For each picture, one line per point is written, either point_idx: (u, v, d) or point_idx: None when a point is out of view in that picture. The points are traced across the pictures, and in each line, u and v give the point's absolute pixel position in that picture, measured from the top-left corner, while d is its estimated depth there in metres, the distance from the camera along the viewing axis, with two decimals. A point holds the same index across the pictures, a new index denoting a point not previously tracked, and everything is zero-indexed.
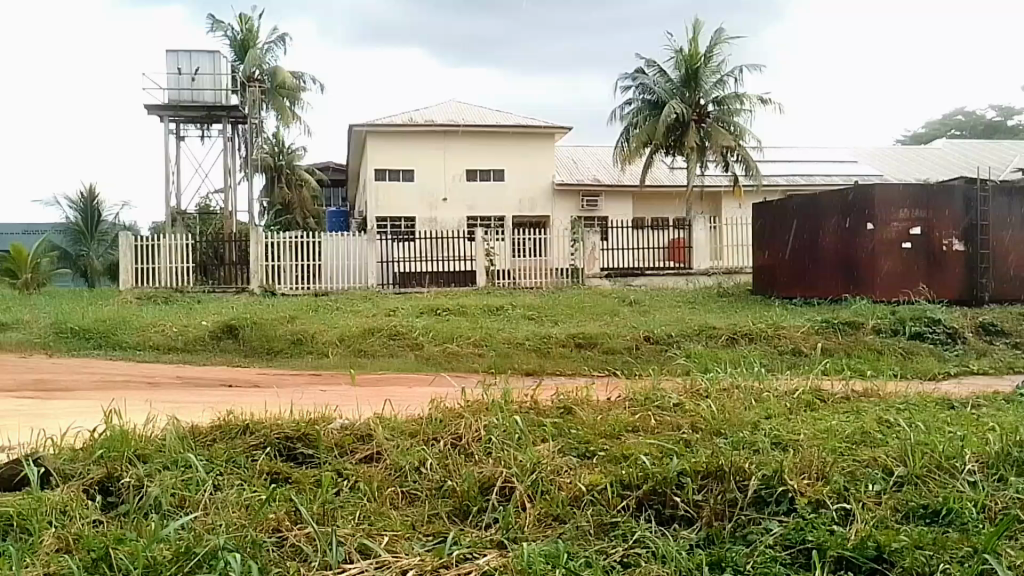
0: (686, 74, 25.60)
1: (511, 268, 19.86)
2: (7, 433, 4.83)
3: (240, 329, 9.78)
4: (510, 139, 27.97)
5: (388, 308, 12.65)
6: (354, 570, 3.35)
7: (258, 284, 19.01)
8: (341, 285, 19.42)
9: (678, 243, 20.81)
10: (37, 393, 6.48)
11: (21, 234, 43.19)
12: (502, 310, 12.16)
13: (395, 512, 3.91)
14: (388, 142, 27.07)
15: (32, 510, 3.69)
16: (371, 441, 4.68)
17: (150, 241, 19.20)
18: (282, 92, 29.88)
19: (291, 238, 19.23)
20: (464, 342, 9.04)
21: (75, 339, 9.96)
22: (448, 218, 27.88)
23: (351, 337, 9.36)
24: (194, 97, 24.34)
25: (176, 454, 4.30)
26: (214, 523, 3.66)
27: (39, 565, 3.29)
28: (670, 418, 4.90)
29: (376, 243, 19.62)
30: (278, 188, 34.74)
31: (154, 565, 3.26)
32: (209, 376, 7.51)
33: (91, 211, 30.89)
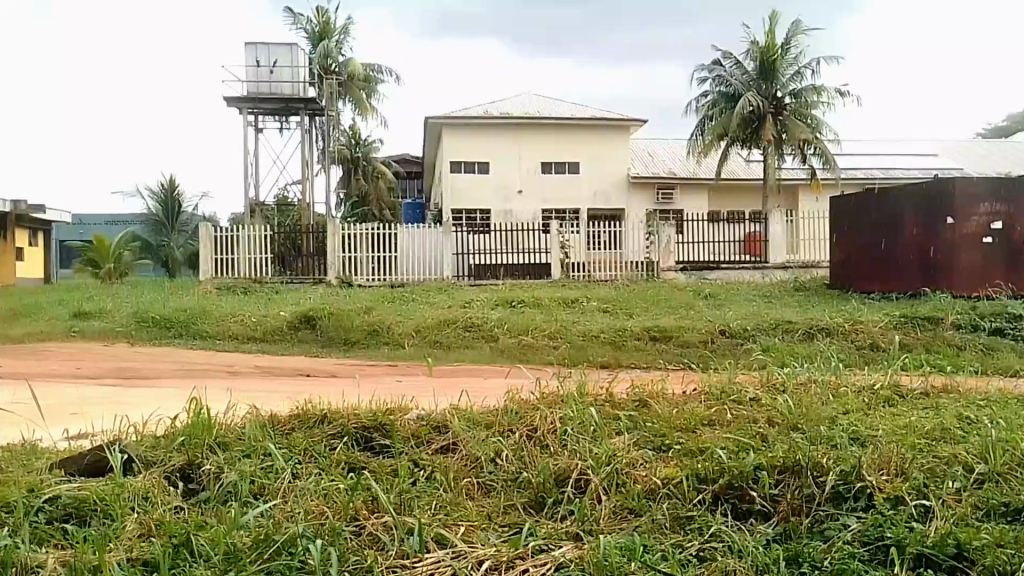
0: (762, 66, 25.54)
1: (585, 261, 19.87)
2: (92, 420, 4.93)
3: (316, 320, 9.85)
4: (574, 131, 28.11)
5: (463, 301, 12.65)
6: (433, 560, 3.39)
7: (335, 275, 19.19)
8: (417, 276, 19.59)
9: (753, 236, 20.66)
10: (122, 381, 6.61)
11: (103, 225, 43.99)
12: (577, 303, 12.14)
13: (470, 503, 3.92)
14: (464, 134, 27.61)
15: (115, 495, 3.71)
16: (447, 432, 4.69)
17: (229, 233, 19.47)
18: (358, 83, 29.83)
19: (367, 229, 19.36)
20: (540, 334, 9.05)
21: (156, 328, 10.08)
22: (524, 209, 28.07)
23: (426, 329, 9.42)
24: (272, 88, 24.49)
25: (257, 442, 4.34)
26: (293, 511, 3.68)
27: (123, 550, 3.34)
28: (746, 412, 4.88)
29: (452, 235, 19.74)
30: (356, 180, 34.64)
31: (235, 552, 3.34)
32: (287, 366, 7.59)
33: (170, 202, 31.50)
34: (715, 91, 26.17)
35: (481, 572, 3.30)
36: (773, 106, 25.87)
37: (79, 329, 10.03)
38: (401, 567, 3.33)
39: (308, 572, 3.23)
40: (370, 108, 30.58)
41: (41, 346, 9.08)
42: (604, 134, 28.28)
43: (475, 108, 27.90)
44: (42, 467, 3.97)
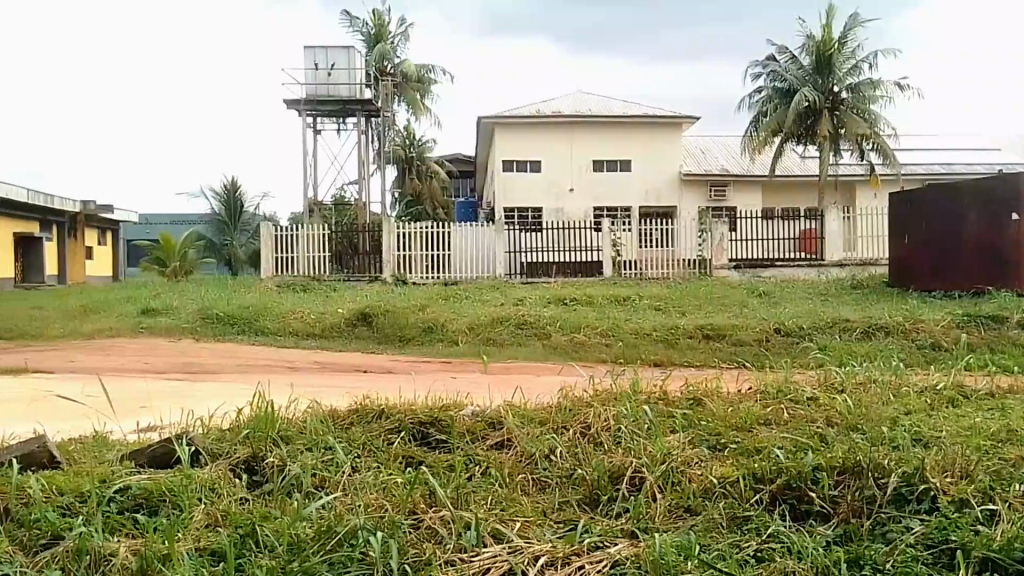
0: (818, 61, 25.17)
1: (638, 258, 19.90)
2: (159, 413, 5.12)
3: (372, 317, 10.02)
4: (625, 129, 28.10)
5: (515, 298, 12.72)
6: (490, 555, 3.44)
7: (390, 272, 19.50)
8: (468, 275, 19.76)
9: (809, 234, 20.33)
10: (189, 376, 6.85)
11: (169, 224, 45.44)
12: (629, 301, 12.07)
13: (525, 498, 3.95)
14: (518, 133, 27.79)
15: (183, 485, 3.83)
16: (502, 428, 4.74)
17: (289, 232, 19.89)
18: (412, 84, 30.46)
19: (420, 228, 19.63)
20: (592, 331, 9.08)
21: (220, 324, 10.39)
22: (575, 208, 28.25)
23: (480, 326, 9.50)
24: (330, 91, 25.04)
25: (318, 437, 4.45)
26: (354, 503, 3.76)
27: (191, 539, 3.46)
28: (803, 412, 4.83)
29: (503, 234, 19.88)
30: (410, 179, 35.11)
31: (298, 543, 3.44)
32: (345, 362, 7.76)
33: (234, 202, 32.73)
34: (767, 86, 25.96)
35: (537, 568, 3.34)
36: (829, 101, 25.50)
37: (148, 325, 10.40)
38: (459, 560, 3.40)
39: (369, 563, 3.31)
40: (425, 108, 31.01)
41: (113, 341, 9.47)
42: (651, 133, 28.28)
43: (526, 108, 28.23)
44: (114, 459, 4.12)
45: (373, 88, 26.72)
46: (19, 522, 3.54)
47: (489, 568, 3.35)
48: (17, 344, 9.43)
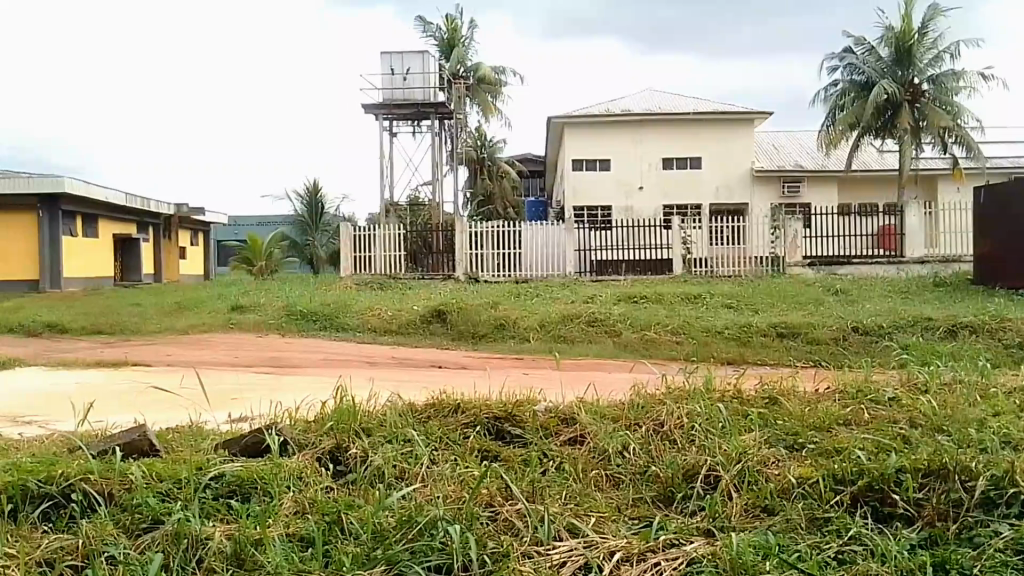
0: (898, 52, 24.41)
1: (708, 256, 19.72)
2: (248, 404, 5.40)
3: (447, 314, 10.23)
4: (695, 126, 27.99)
5: (586, 296, 12.76)
6: (567, 548, 3.53)
7: (463, 271, 19.78)
8: (541, 273, 19.91)
9: (888, 229, 19.78)
10: (276, 370, 7.19)
11: (256, 225, 47.12)
12: (700, 300, 11.94)
13: (599, 494, 4.02)
14: (587, 132, 28.09)
15: (273, 474, 4.02)
16: (576, 424, 4.79)
17: (366, 230, 20.42)
18: (485, 87, 30.83)
19: (492, 227, 19.89)
20: (663, 329, 9.09)
21: (303, 320, 10.80)
22: (644, 206, 28.31)
23: (551, 324, 9.61)
24: (406, 95, 25.71)
25: (397, 429, 4.58)
26: (433, 495, 3.89)
27: (280, 526, 3.66)
28: (885, 412, 4.73)
29: (574, 232, 19.87)
30: (482, 180, 35.26)
31: (381, 531, 3.62)
32: (420, 358, 7.99)
33: (315, 203, 33.31)
34: (842, 79, 25.24)
35: (613, 563, 3.38)
36: (909, 94, 24.72)
37: (237, 321, 10.90)
38: (536, 553, 3.50)
39: (450, 553, 3.44)
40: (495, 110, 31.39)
41: (205, 336, 9.99)
42: (717, 130, 27.99)
43: (596, 108, 28.47)
44: (209, 448, 4.34)
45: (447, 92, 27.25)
46: (123, 506, 3.78)
47: (566, 562, 3.42)
48: (119, 339, 10.05)
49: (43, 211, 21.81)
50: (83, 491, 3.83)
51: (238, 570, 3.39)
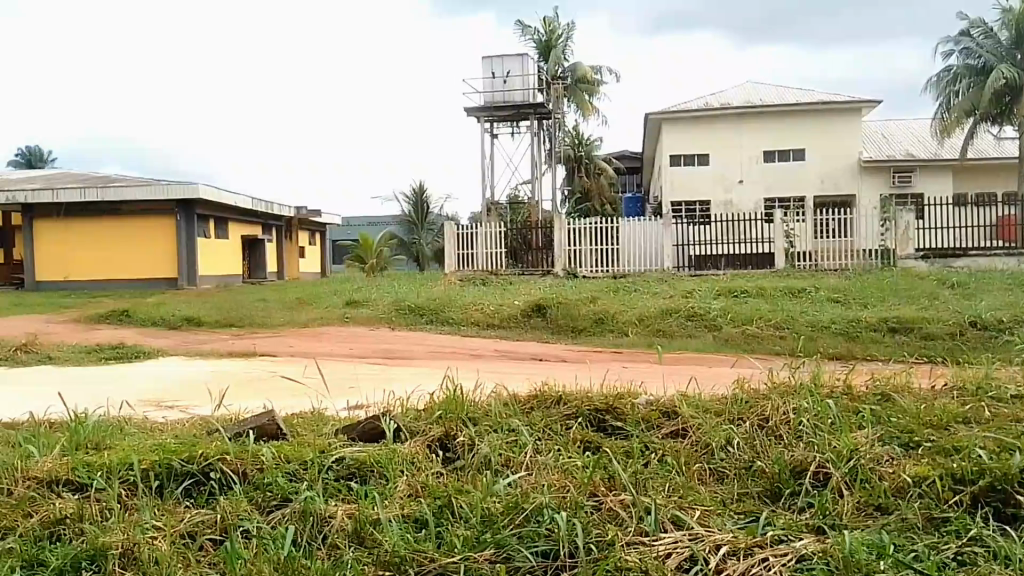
0: (1018, 34, 23.58)
1: (812, 250, 19.25)
2: (359, 392, 5.76)
3: (546, 309, 10.44)
4: (798, 117, 27.15)
5: (683, 290, 12.72)
6: (672, 540, 3.58)
7: (561, 267, 19.99)
8: (639, 268, 19.81)
9: (1006, 220, 19.32)
10: (387, 361, 7.61)
11: (369, 225, 49.60)
12: (805, 294, 11.67)
13: (703, 488, 4.06)
14: (685, 127, 27.76)
15: (389, 458, 4.30)
16: (677, 417, 4.82)
17: (469, 229, 20.86)
18: (583, 86, 32.39)
19: (590, 223, 19.91)
20: (765, 325, 9.01)
21: (411, 315, 11.27)
22: (745, 199, 27.77)
23: (650, 318, 9.68)
24: (506, 97, 26.06)
25: (502, 419, 4.77)
26: (538, 483, 4.07)
27: (397, 507, 3.94)
28: (1010, 411, 4.50)
29: (672, 226, 19.72)
30: (578, 178, 36.03)
31: (490, 516, 3.82)
32: (522, 351, 8.23)
33: (420, 203, 35.24)
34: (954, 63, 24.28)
35: (720, 556, 3.40)
36: None
37: (351, 315, 11.50)
38: (641, 542, 3.57)
39: (556, 539, 3.60)
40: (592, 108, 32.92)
41: (322, 329, 10.62)
42: (818, 120, 27.11)
43: (695, 102, 28.21)
44: (329, 432, 4.66)
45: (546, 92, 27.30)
46: (255, 485, 4.13)
47: (670, 554, 3.46)
48: (247, 331, 10.81)
49: (181, 214, 23.64)
50: (219, 471, 4.20)
51: (359, 546, 3.68)
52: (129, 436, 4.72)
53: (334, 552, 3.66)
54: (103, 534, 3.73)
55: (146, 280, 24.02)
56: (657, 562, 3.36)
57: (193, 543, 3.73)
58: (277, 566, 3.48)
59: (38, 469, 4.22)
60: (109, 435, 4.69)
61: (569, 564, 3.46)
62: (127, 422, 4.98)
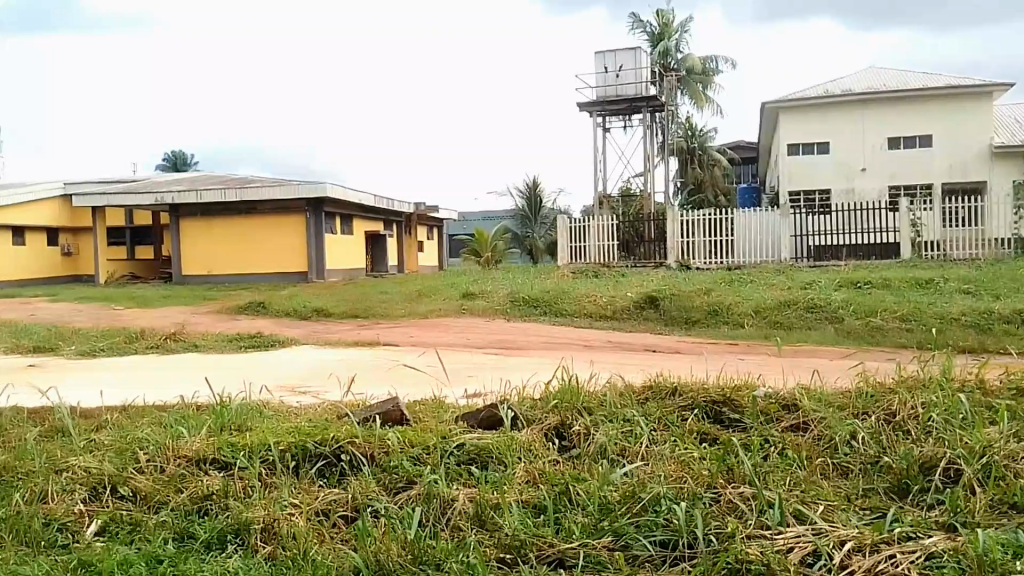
0: None
1: (940, 239, 18.64)
2: (469, 381, 6.02)
3: (659, 300, 10.56)
4: (922, 102, 26.06)
5: (802, 282, 12.47)
6: (794, 534, 3.57)
7: (674, 259, 19.79)
8: (753, 259, 19.51)
9: None
10: (501, 350, 7.97)
11: (482, 220, 50.91)
12: (933, 285, 11.23)
13: (826, 482, 4.05)
14: (802, 116, 27.33)
15: (507, 445, 4.46)
16: (798, 410, 4.78)
17: (581, 222, 21.10)
18: (695, 77, 32.22)
19: (702, 215, 19.75)
20: (889, 316, 8.88)
21: (525, 306, 11.53)
22: (868, 188, 26.92)
23: (766, 310, 9.69)
24: (618, 91, 26.16)
25: (617, 409, 4.86)
26: (655, 473, 4.15)
27: (516, 493, 4.09)
28: None
29: (789, 216, 19.44)
30: (692, 169, 35.74)
31: (608, 504, 3.91)
32: (635, 342, 8.47)
33: (534, 198, 35.63)
34: None
35: (845, 551, 3.37)
36: None
37: (469, 306, 11.85)
38: (762, 536, 3.58)
39: (675, 530, 3.66)
40: (705, 99, 32.53)
41: (441, 320, 11.04)
42: (946, 103, 25.93)
43: (814, 90, 27.63)
44: (449, 419, 4.85)
45: (659, 85, 27.33)
46: (382, 467, 4.35)
47: (793, 548, 3.46)
48: (371, 322, 11.33)
49: (309, 214, 24.62)
50: (349, 453, 4.45)
51: (481, 529, 3.83)
52: (266, 418, 5.07)
53: (457, 534, 3.83)
54: (246, 509, 4.03)
55: (279, 275, 25.15)
56: (780, 556, 3.36)
57: (327, 521, 3.98)
58: (404, 544, 3.66)
59: (188, 448, 4.58)
60: (250, 417, 5.05)
61: (688, 555, 3.51)
62: (264, 405, 5.37)
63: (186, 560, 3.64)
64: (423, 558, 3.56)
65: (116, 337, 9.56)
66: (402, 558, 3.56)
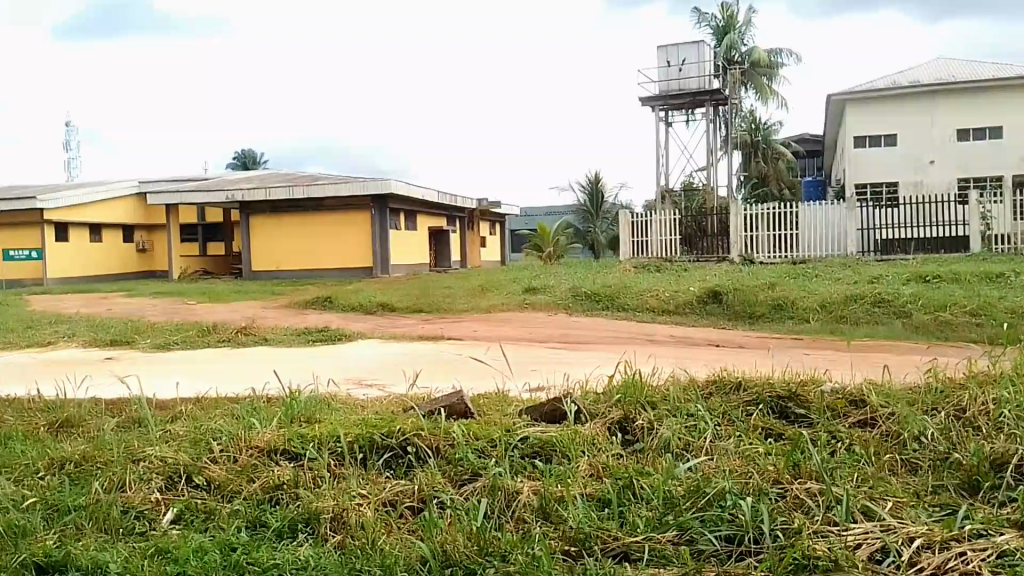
0: None
1: (1011, 232, 18.49)
2: (530, 378, 6.24)
3: (723, 295, 10.67)
4: (991, 92, 25.52)
5: (868, 276, 12.37)
6: (862, 531, 3.55)
7: (737, 254, 19.64)
8: (820, 254, 19.32)
9: None
10: (565, 346, 8.29)
11: (544, 215, 51.19)
12: (1005, 279, 11.05)
13: (894, 479, 4.01)
14: (870, 108, 27.04)
15: (571, 439, 4.52)
16: (865, 406, 4.76)
17: (643, 217, 20.82)
18: (760, 70, 31.85)
19: (767, 208, 19.50)
20: (959, 310, 8.93)
21: (588, 301, 11.72)
22: (936, 180, 26.53)
23: (832, 305, 9.80)
24: (681, 85, 26.09)
25: (681, 404, 4.89)
26: (720, 468, 4.15)
27: (580, 486, 4.12)
28: None
29: (856, 210, 19.17)
30: (755, 162, 35.58)
31: (673, 499, 3.92)
32: (698, 337, 8.68)
33: (596, 192, 35.86)
34: None
35: (914, 549, 3.35)
36: None
37: (532, 301, 12.06)
38: (829, 531, 3.56)
39: (741, 525, 3.65)
40: (771, 92, 32.27)
41: (504, 315, 11.29)
42: (1016, 93, 25.34)
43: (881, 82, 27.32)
44: (514, 414, 4.96)
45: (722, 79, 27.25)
46: (447, 459, 4.42)
47: (861, 544, 3.44)
48: (436, 316, 11.60)
49: (375, 209, 24.98)
50: (415, 445, 4.54)
51: (546, 522, 3.87)
52: (333, 411, 5.20)
53: (521, 526, 3.87)
54: (316, 499, 4.11)
55: (346, 271, 25.56)
56: (847, 552, 3.35)
57: (395, 511, 4.05)
58: (469, 536, 3.70)
59: (259, 439, 4.71)
60: (317, 410, 5.18)
61: (754, 550, 3.50)
62: (331, 399, 5.54)
63: (259, 547, 3.72)
64: (489, 549, 3.60)
65: (190, 330, 9.93)
66: (468, 548, 3.60)
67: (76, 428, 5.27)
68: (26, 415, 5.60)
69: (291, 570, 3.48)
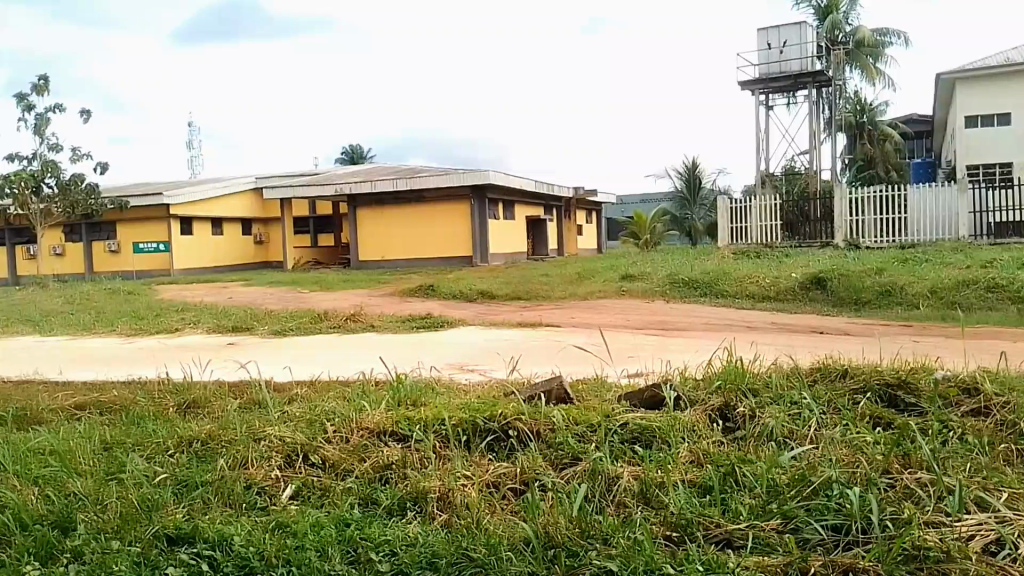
0: None
1: None
2: (622, 366, 6.38)
3: (826, 281, 10.47)
4: None
5: (982, 260, 11.81)
6: (975, 522, 3.45)
7: (842, 238, 19.16)
8: (930, 238, 18.35)
9: None
10: (663, 332, 8.32)
11: (640, 203, 51.04)
12: None
13: (1010, 469, 3.90)
14: (981, 86, 25.65)
15: (671, 425, 4.59)
16: (979, 395, 4.64)
17: (742, 203, 20.88)
18: (865, 50, 30.56)
19: (873, 192, 18.99)
20: None
21: (685, 288, 11.69)
22: None
23: (942, 290, 9.53)
24: (783, 68, 25.47)
25: (784, 392, 4.87)
26: (826, 457, 4.11)
27: (680, 471, 4.16)
28: None
29: (968, 192, 18.08)
30: (861, 144, 34.43)
31: (778, 486, 3.90)
32: (800, 324, 8.61)
33: (694, 179, 35.33)
34: None
35: None
36: None
37: (629, 288, 12.10)
38: (941, 522, 3.48)
39: (848, 515, 3.60)
40: (878, 72, 30.97)
41: (600, 302, 11.40)
42: None
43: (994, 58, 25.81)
44: (612, 400, 5.09)
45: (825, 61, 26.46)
46: (549, 443, 4.57)
47: (974, 535, 3.37)
48: (534, 304, 11.79)
49: (474, 200, 25.43)
50: (517, 429, 4.70)
51: (646, 506, 3.92)
52: (437, 396, 5.43)
53: (622, 510, 3.92)
54: (423, 479, 4.29)
55: (444, 259, 26.10)
56: (960, 544, 3.28)
57: (498, 492, 4.19)
58: (571, 519, 3.77)
59: (370, 421, 4.98)
60: (422, 394, 5.44)
61: (861, 539, 3.46)
62: (436, 382, 5.81)
63: (371, 524, 3.91)
64: (590, 532, 3.67)
65: (302, 317, 10.44)
66: (570, 531, 3.68)
67: (201, 408, 5.71)
68: (158, 396, 6.09)
69: (402, 546, 3.66)
